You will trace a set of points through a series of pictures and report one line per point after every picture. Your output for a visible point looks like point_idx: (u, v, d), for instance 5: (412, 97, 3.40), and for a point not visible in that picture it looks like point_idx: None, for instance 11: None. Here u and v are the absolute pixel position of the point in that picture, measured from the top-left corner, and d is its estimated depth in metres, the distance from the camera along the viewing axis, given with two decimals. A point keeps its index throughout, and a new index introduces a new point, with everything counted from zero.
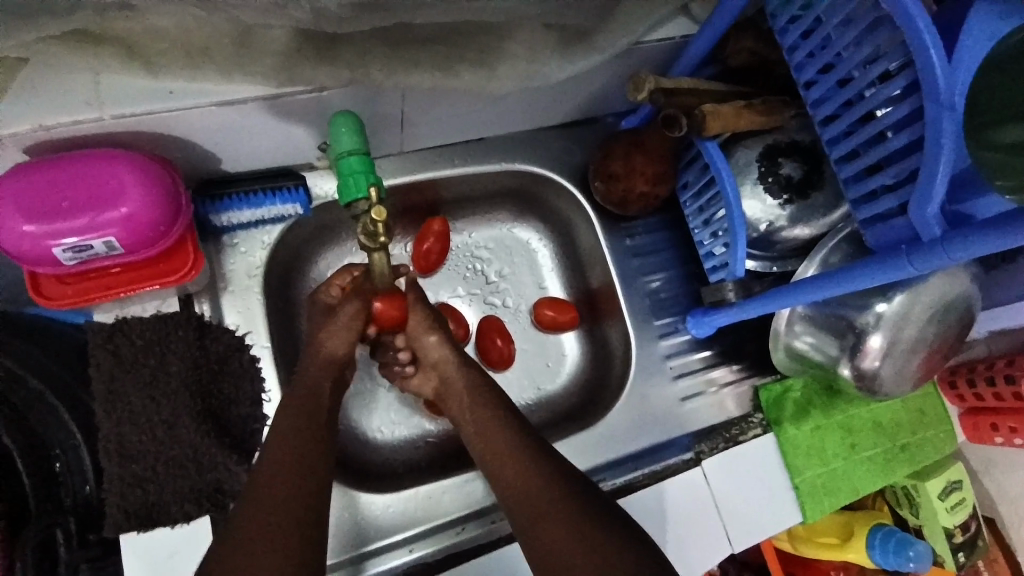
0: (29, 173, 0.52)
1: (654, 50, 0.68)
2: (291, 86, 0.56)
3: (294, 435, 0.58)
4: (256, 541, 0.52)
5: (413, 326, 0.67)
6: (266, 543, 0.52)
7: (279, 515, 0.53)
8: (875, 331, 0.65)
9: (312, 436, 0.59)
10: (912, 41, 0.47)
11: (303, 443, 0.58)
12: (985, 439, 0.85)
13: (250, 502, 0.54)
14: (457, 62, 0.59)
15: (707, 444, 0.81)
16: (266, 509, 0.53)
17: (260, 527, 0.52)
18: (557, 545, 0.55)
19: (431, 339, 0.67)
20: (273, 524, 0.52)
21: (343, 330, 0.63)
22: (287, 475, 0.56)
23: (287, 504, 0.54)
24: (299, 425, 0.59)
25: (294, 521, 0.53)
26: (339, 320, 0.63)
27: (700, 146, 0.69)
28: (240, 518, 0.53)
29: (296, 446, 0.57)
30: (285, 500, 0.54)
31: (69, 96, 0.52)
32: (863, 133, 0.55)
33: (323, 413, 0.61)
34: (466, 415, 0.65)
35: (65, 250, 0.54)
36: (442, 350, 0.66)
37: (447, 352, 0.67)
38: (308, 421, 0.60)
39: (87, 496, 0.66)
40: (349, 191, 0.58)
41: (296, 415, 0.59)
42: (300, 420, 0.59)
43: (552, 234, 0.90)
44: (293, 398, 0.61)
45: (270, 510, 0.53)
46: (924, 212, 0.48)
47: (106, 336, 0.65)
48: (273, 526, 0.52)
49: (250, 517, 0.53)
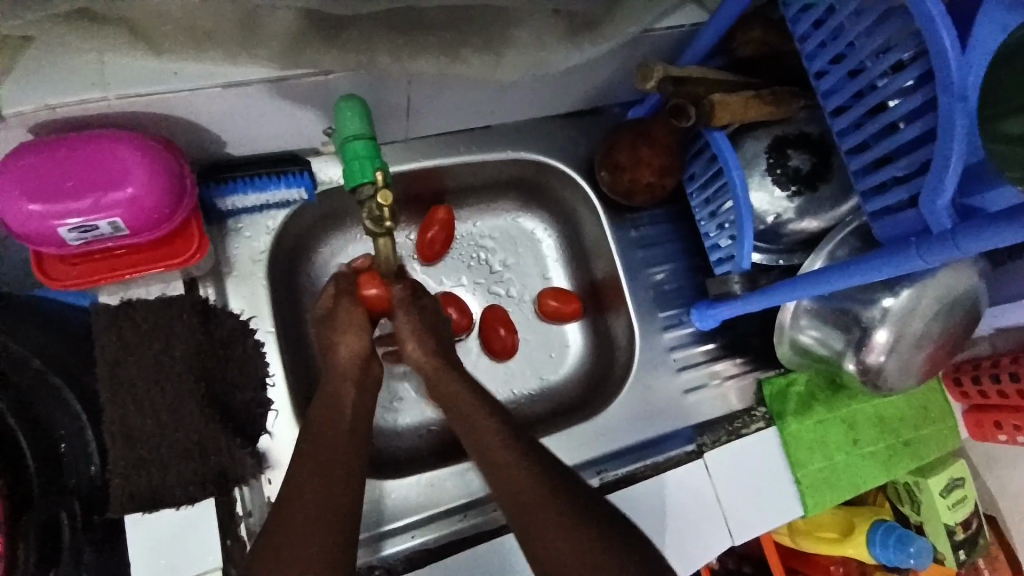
0: (34, 153, 0.52)
1: (662, 38, 0.68)
2: (296, 69, 0.56)
3: (322, 442, 0.57)
4: (279, 536, 0.53)
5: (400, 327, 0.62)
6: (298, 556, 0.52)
7: (312, 527, 0.53)
8: (881, 326, 0.65)
9: (343, 444, 0.58)
10: (926, 30, 0.46)
11: (328, 453, 0.57)
12: (988, 436, 0.85)
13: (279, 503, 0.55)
14: (462, 47, 0.58)
15: (710, 436, 0.81)
16: (296, 519, 0.53)
17: (288, 540, 0.52)
18: (559, 541, 0.54)
19: (414, 345, 0.62)
20: (303, 538, 0.52)
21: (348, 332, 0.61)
22: (321, 480, 0.55)
23: (315, 513, 0.54)
24: (326, 431, 0.58)
25: (325, 530, 0.53)
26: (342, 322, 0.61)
27: (708, 137, 0.68)
28: (277, 523, 0.54)
29: (324, 450, 0.57)
30: (318, 509, 0.54)
31: (77, 76, 0.52)
32: (874, 125, 0.54)
33: (356, 418, 0.60)
34: (460, 417, 0.61)
35: (70, 230, 0.54)
36: (425, 357, 0.62)
37: (433, 358, 0.63)
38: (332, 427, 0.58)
39: (92, 476, 0.67)
40: (355, 176, 0.58)
41: (321, 430, 0.58)
42: (323, 429, 0.58)
43: (557, 225, 0.89)
44: (319, 412, 0.59)
45: (296, 511, 0.54)
46: (935, 205, 0.48)
47: (111, 318, 0.65)
48: (303, 540, 0.52)
49: (285, 524, 0.53)
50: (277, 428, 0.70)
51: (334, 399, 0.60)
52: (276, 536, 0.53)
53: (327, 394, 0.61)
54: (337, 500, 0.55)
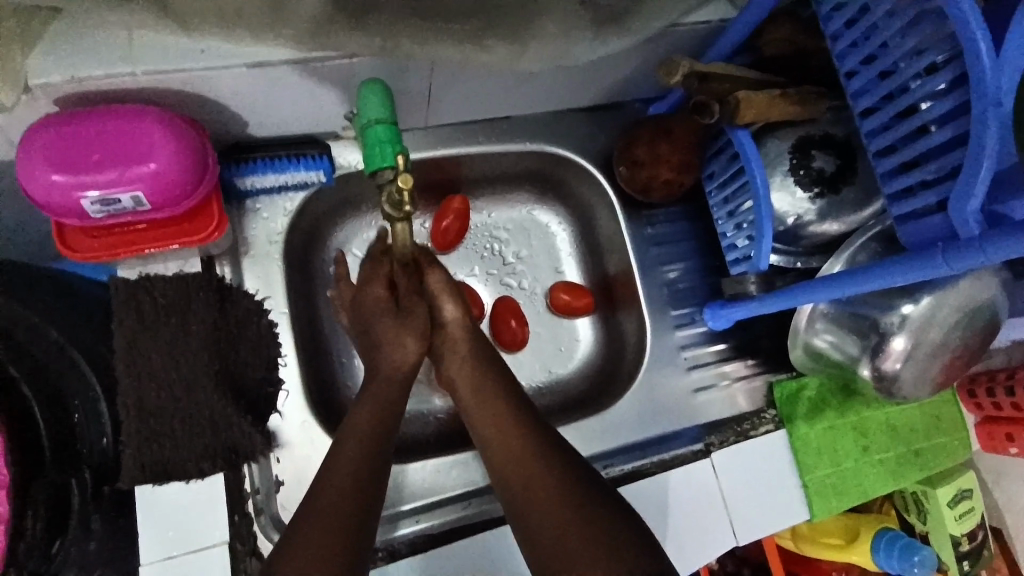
0: (61, 124, 0.52)
1: (689, 33, 0.67)
2: (320, 52, 0.56)
3: (350, 433, 0.58)
4: (310, 536, 0.52)
5: (433, 284, 0.65)
6: (319, 547, 0.52)
7: (337, 517, 0.53)
8: (899, 334, 0.64)
9: (379, 438, 0.59)
10: (960, 32, 0.45)
11: (363, 450, 0.57)
12: (1000, 449, 0.83)
13: (308, 501, 0.55)
14: (488, 36, 0.57)
15: (717, 436, 0.81)
16: (323, 511, 0.54)
17: (313, 534, 0.52)
18: (575, 536, 0.53)
19: (450, 305, 0.65)
20: (327, 530, 0.52)
21: (412, 331, 0.63)
22: (344, 472, 0.56)
23: (341, 503, 0.54)
24: (370, 429, 0.59)
25: (342, 521, 0.53)
26: (407, 325, 0.63)
27: (731, 134, 0.67)
28: (304, 510, 0.54)
29: (363, 446, 0.58)
30: (340, 498, 0.54)
31: (105, 49, 0.52)
32: (903, 127, 0.53)
33: (393, 416, 0.61)
34: (477, 404, 0.63)
35: (92, 203, 0.54)
36: (459, 317, 0.64)
37: (463, 319, 0.65)
38: (379, 427, 0.59)
39: (104, 447, 0.68)
40: (374, 159, 0.58)
41: (360, 432, 0.58)
42: (367, 428, 0.59)
43: (572, 219, 0.89)
44: (362, 411, 0.60)
45: (317, 501, 0.54)
46: (964, 210, 0.47)
47: (129, 293, 0.66)
48: (327, 533, 0.52)
49: (311, 513, 0.54)
50: (287, 408, 0.71)
51: (376, 405, 0.60)
52: (305, 534, 0.52)
53: (367, 398, 0.61)
54: (356, 495, 0.55)
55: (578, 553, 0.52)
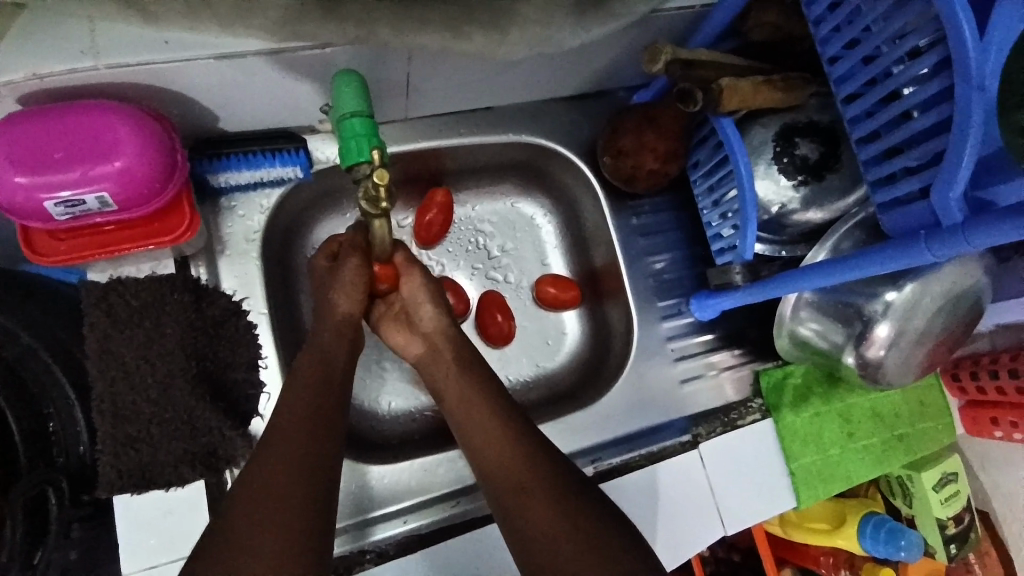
0: (23, 122, 0.50)
1: (672, 19, 0.66)
2: (295, 41, 0.54)
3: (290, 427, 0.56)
4: (252, 526, 0.49)
5: (410, 289, 0.66)
6: (273, 553, 0.49)
7: (280, 519, 0.50)
8: (882, 321, 0.64)
9: (321, 445, 0.56)
10: (944, 14, 0.44)
11: (308, 450, 0.55)
12: (984, 433, 0.84)
13: (245, 497, 0.51)
14: (467, 25, 0.54)
15: (705, 427, 0.81)
16: (263, 513, 0.50)
17: (252, 543, 0.49)
18: (559, 536, 0.52)
19: (430, 311, 0.66)
20: (280, 535, 0.49)
21: (346, 289, 0.64)
22: (293, 462, 0.53)
23: (292, 509, 0.51)
24: (302, 424, 0.56)
25: (302, 505, 0.52)
26: (345, 279, 0.63)
27: (715, 123, 0.66)
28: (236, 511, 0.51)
29: (296, 450, 0.54)
30: (292, 487, 0.52)
31: (63, 42, 0.49)
32: (887, 113, 0.53)
33: (332, 404, 0.59)
34: (465, 411, 0.62)
35: (58, 204, 0.52)
36: (439, 325, 0.66)
37: (444, 325, 0.66)
38: (309, 420, 0.57)
39: (81, 456, 0.66)
40: (350, 154, 0.56)
41: (298, 419, 0.56)
42: (304, 431, 0.56)
43: (556, 210, 0.88)
44: (297, 399, 0.58)
45: (262, 502, 0.51)
46: (947, 197, 0.47)
47: (99, 296, 0.64)
48: (281, 529, 0.50)
49: (253, 511, 0.50)
50: (268, 410, 0.69)
51: (317, 386, 0.59)
52: (245, 522, 0.50)
53: (308, 373, 0.60)
54: (303, 488, 0.52)
55: (558, 549, 0.52)
